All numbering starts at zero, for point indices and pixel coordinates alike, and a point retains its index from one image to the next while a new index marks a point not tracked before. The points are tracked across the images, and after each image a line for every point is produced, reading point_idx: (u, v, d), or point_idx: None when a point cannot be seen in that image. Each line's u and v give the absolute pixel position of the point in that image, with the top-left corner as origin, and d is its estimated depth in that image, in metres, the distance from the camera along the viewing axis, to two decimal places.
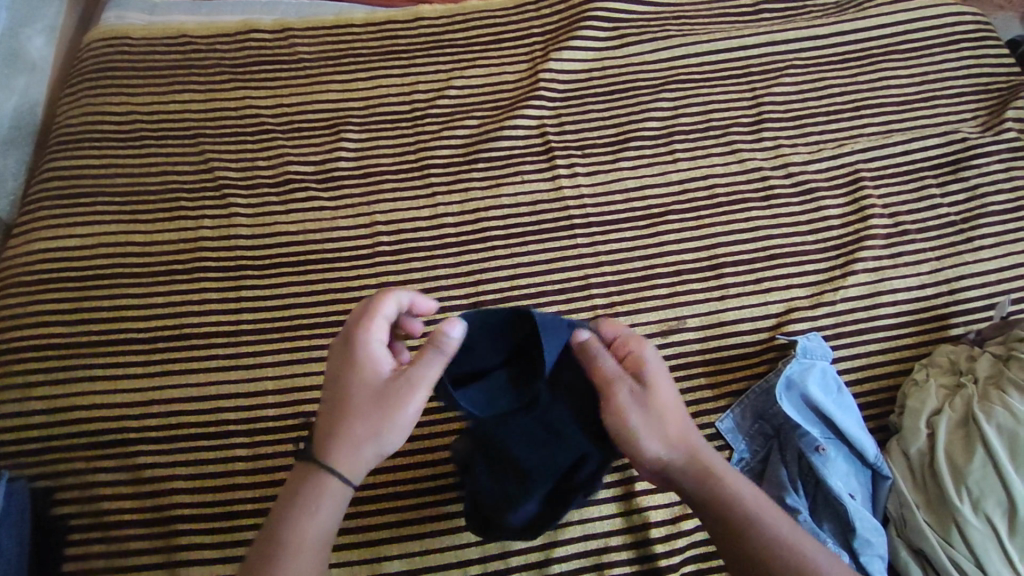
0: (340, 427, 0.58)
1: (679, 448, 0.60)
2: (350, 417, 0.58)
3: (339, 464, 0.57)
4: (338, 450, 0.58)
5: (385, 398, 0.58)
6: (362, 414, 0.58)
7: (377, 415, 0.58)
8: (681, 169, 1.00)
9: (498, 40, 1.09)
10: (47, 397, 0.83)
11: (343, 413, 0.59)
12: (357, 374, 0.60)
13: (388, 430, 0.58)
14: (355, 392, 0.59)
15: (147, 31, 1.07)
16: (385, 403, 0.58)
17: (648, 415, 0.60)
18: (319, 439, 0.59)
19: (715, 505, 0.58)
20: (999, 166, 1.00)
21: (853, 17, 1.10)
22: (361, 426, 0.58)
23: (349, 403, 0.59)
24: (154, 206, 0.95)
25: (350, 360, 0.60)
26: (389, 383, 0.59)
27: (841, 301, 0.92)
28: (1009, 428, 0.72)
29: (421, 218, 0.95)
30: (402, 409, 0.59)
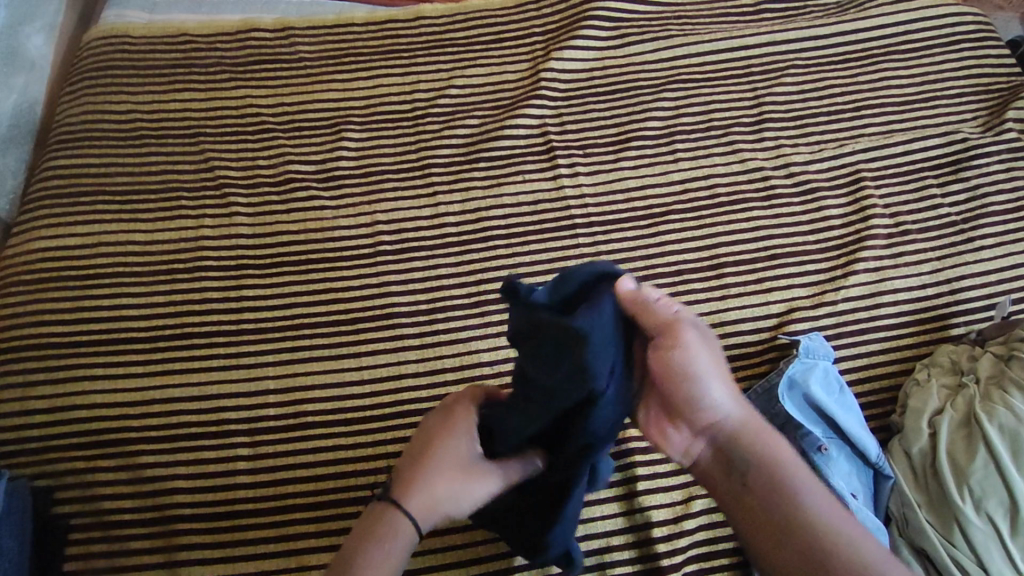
0: (420, 482, 0.60)
1: (738, 407, 0.56)
2: (436, 474, 0.60)
3: (412, 508, 0.59)
4: (415, 500, 0.59)
5: (470, 470, 0.60)
6: (446, 478, 0.59)
7: (457, 482, 0.59)
8: (682, 169, 1.00)
9: (499, 39, 1.08)
10: (47, 396, 0.83)
11: (431, 471, 0.60)
12: (455, 438, 0.61)
13: (462, 497, 0.59)
14: (448, 457, 0.60)
15: (147, 29, 1.07)
16: (466, 474, 0.60)
17: (714, 364, 0.55)
18: (402, 484, 0.61)
19: (770, 473, 0.53)
20: (1000, 166, 1.00)
21: (854, 17, 1.10)
22: (444, 486, 0.59)
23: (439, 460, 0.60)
24: (154, 205, 0.94)
25: (452, 427, 0.61)
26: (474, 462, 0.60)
27: (843, 301, 0.92)
28: (1011, 428, 0.72)
29: (422, 217, 0.95)
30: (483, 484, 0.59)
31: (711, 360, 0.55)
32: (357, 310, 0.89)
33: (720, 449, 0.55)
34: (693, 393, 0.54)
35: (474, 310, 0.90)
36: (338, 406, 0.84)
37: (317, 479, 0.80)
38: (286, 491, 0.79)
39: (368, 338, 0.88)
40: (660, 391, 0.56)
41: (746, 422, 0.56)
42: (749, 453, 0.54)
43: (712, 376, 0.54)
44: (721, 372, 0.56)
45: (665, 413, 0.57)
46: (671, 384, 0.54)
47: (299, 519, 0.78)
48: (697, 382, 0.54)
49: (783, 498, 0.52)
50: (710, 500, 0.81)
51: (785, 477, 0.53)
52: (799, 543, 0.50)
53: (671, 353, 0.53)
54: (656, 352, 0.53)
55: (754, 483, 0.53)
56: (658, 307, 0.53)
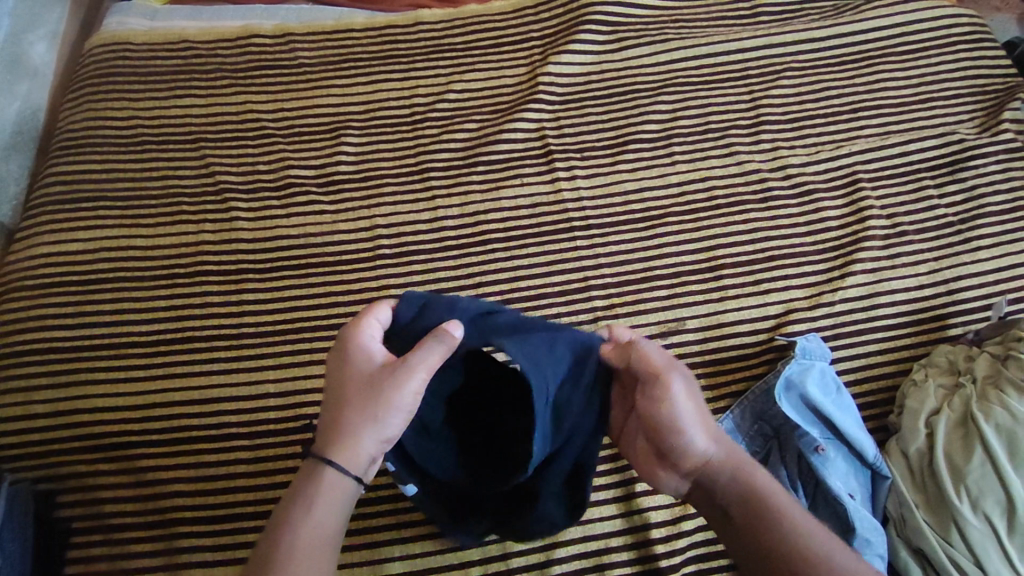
0: (337, 423, 0.58)
1: (721, 447, 0.64)
2: (348, 411, 0.57)
3: (335, 454, 0.56)
4: (335, 441, 0.57)
5: (372, 391, 0.57)
6: (358, 407, 0.57)
7: (366, 403, 0.56)
8: (680, 171, 1.01)
9: (498, 44, 1.09)
10: (48, 401, 0.83)
11: (343, 409, 0.58)
12: (353, 370, 0.59)
13: (376, 417, 0.56)
14: (354, 386, 0.58)
15: (148, 36, 1.08)
16: (374, 393, 0.56)
17: (698, 414, 0.64)
18: (323, 434, 0.58)
19: (739, 497, 0.61)
20: (997, 166, 1.00)
21: (851, 20, 1.11)
22: (356, 419, 0.57)
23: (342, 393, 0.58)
24: (155, 210, 0.95)
25: (345, 359, 0.59)
26: (375, 378, 0.57)
27: (841, 302, 0.92)
28: (1007, 427, 0.73)
29: (421, 221, 0.96)
30: (397, 390, 0.56)
31: (695, 410, 0.64)
32: (357, 314, 0.90)
33: (704, 487, 0.64)
34: (681, 439, 0.63)
35: None
36: None
37: None
38: None
39: None
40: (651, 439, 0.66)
41: (728, 464, 0.63)
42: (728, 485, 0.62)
43: (697, 426, 0.63)
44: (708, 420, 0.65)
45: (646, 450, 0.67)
46: (662, 432, 0.64)
47: None
48: (682, 427, 0.63)
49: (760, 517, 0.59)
50: None
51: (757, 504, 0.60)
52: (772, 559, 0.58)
53: (661, 405, 0.63)
54: (649, 398, 0.64)
55: (734, 511, 0.61)
56: (650, 360, 0.64)
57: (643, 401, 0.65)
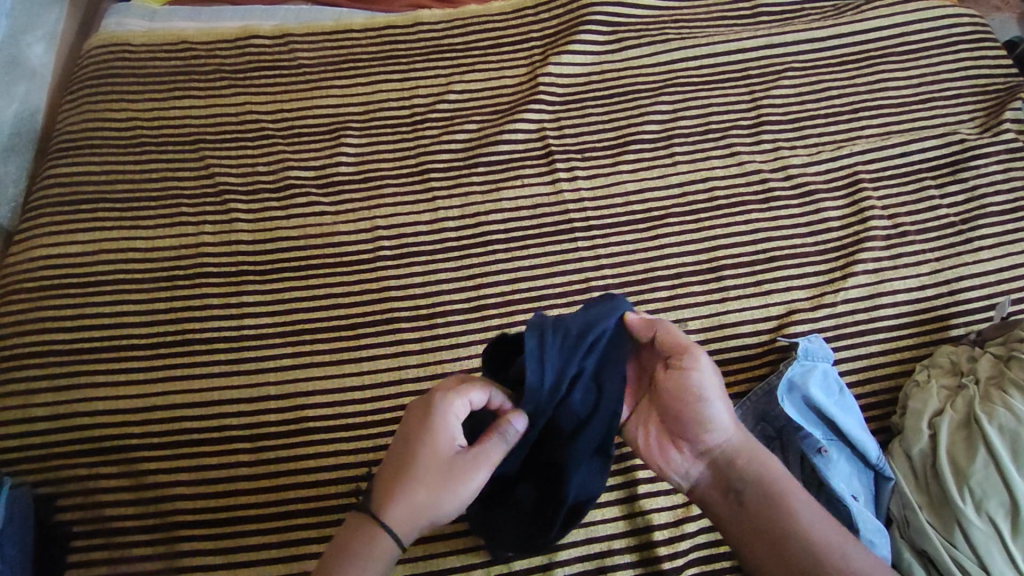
0: (400, 490, 0.58)
1: (738, 431, 0.65)
2: (415, 482, 0.58)
3: (394, 523, 0.57)
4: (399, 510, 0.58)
5: (452, 475, 0.58)
6: (432, 484, 0.58)
7: (443, 484, 0.58)
8: (681, 172, 1.01)
9: (498, 44, 1.09)
10: (47, 404, 0.83)
11: (413, 481, 0.58)
12: (430, 442, 0.59)
13: (451, 500, 0.58)
14: (432, 462, 0.58)
15: (146, 37, 1.07)
16: (452, 475, 0.58)
17: (719, 394, 0.65)
18: (383, 494, 0.58)
19: (754, 484, 0.63)
20: (998, 166, 1.00)
21: (851, 20, 1.11)
22: (425, 493, 0.58)
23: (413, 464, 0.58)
24: (155, 211, 0.95)
25: (426, 431, 0.59)
26: (454, 457, 0.58)
27: (842, 302, 0.92)
28: (1011, 428, 0.72)
29: (422, 222, 0.96)
30: (466, 485, 0.58)
31: (718, 386, 0.64)
32: (357, 316, 0.89)
33: (718, 470, 0.65)
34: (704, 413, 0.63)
35: (473, 314, 0.90)
36: (338, 411, 0.84)
37: (318, 484, 0.80)
38: (288, 496, 0.80)
39: (368, 344, 0.88)
40: (669, 412, 0.65)
41: (745, 447, 0.64)
42: (744, 471, 0.64)
43: (721, 402, 0.63)
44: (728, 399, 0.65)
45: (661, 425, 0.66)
46: (685, 404, 0.63)
47: (300, 524, 0.78)
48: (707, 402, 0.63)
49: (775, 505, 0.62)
50: None
51: (771, 495, 0.63)
52: (785, 550, 0.61)
53: (688, 378, 0.63)
54: (675, 372, 0.64)
55: (748, 498, 0.64)
56: (678, 334, 0.64)
57: (665, 374, 0.64)
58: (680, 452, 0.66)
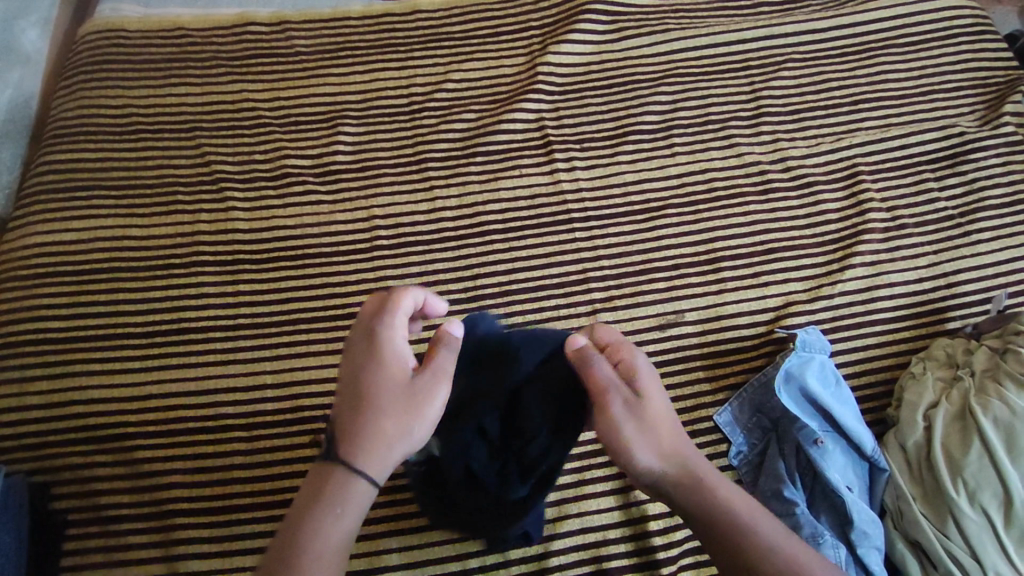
0: (362, 425, 0.57)
1: (671, 462, 0.60)
2: (378, 414, 0.57)
3: (367, 461, 0.56)
4: (369, 446, 0.56)
5: (415, 395, 0.58)
6: (395, 410, 0.57)
7: (408, 406, 0.57)
8: (680, 163, 1.00)
9: (497, 33, 1.08)
10: (43, 391, 0.83)
11: (376, 415, 0.57)
12: (382, 373, 0.58)
13: (419, 420, 0.57)
14: (389, 390, 0.58)
15: (142, 23, 1.06)
16: (414, 394, 0.57)
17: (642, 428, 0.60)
18: (349, 436, 0.57)
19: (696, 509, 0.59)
20: (997, 160, 1.00)
21: (852, 11, 1.10)
22: (394, 422, 0.57)
23: (367, 401, 0.57)
24: (151, 199, 0.94)
25: (376, 363, 0.59)
26: (411, 380, 0.58)
27: (840, 295, 0.92)
28: (1005, 421, 0.73)
29: (419, 212, 0.95)
30: (430, 403, 0.58)
31: (642, 428, 0.59)
32: (354, 305, 0.89)
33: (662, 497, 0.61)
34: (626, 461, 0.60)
35: (470, 303, 0.90)
36: (335, 400, 0.84)
37: None
38: (284, 485, 0.80)
39: None
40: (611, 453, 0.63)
41: (682, 480, 0.59)
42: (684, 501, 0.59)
43: (644, 442, 0.59)
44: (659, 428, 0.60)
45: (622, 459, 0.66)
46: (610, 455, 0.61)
47: None
48: (627, 451, 0.59)
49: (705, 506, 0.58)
50: None
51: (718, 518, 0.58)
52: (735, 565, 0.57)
53: (601, 422, 0.60)
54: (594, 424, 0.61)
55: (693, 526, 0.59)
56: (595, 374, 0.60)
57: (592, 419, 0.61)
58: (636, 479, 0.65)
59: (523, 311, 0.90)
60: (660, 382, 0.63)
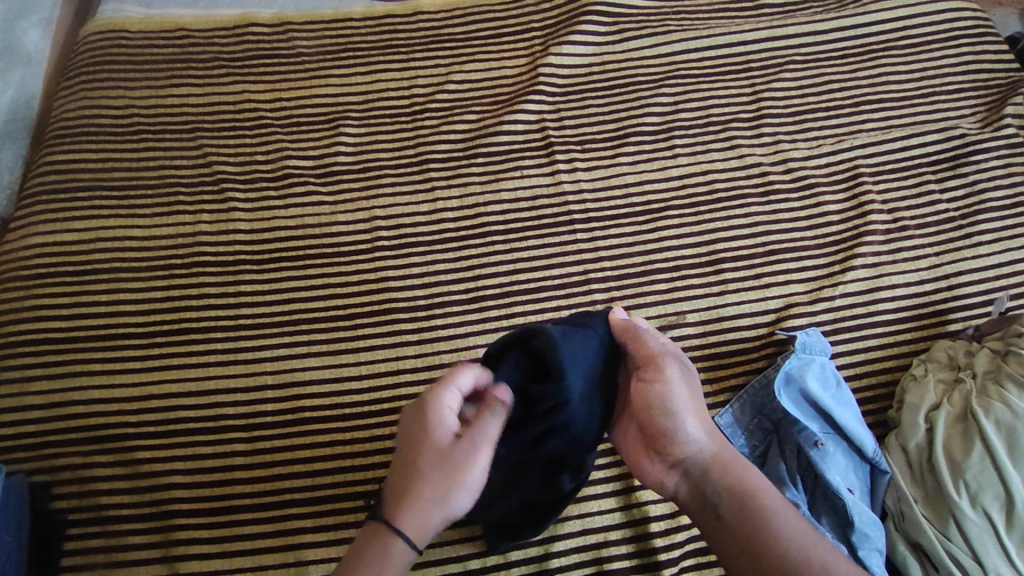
0: (407, 483, 0.58)
1: (712, 440, 0.64)
2: (421, 481, 0.57)
3: (409, 524, 0.56)
4: (409, 507, 0.57)
5: (455, 462, 0.57)
6: (437, 478, 0.57)
7: (447, 474, 0.57)
8: (681, 164, 1.00)
9: (498, 34, 1.08)
10: (43, 391, 0.83)
11: (419, 479, 0.57)
12: (428, 440, 0.58)
13: (458, 490, 0.57)
14: (436, 458, 0.57)
15: (144, 24, 1.07)
16: (456, 463, 0.57)
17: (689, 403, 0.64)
18: (395, 498, 0.58)
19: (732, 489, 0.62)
20: (998, 162, 1.00)
21: (854, 13, 1.10)
22: (435, 488, 0.57)
23: (414, 464, 0.58)
24: (152, 200, 0.94)
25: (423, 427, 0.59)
26: (453, 446, 0.58)
27: (841, 297, 0.92)
28: (1007, 423, 0.73)
29: (420, 213, 0.95)
30: (470, 472, 0.57)
31: (689, 399, 0.64)
32: (355, 306, 0.89)
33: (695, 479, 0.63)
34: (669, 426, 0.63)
35: (471, 305, 0.90)
36: (336, 401, 0.84)
37: (315, 475, 0.80)
38: (284, 486, 0.80)
39: (365, 334, 0.88)
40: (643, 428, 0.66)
41: (718, 455, 0.63)
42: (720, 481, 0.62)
43: (691, 412, 0.64)
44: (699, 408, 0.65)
45: (644, 442, 0.67)
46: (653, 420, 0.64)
47: (296, 515, 0.79)
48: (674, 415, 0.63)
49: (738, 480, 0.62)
50: None
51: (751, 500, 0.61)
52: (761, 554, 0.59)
53: (658, 386, 0.63)
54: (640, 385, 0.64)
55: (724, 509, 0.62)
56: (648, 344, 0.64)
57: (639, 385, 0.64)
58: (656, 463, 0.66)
59: (525, 313, 0.90)
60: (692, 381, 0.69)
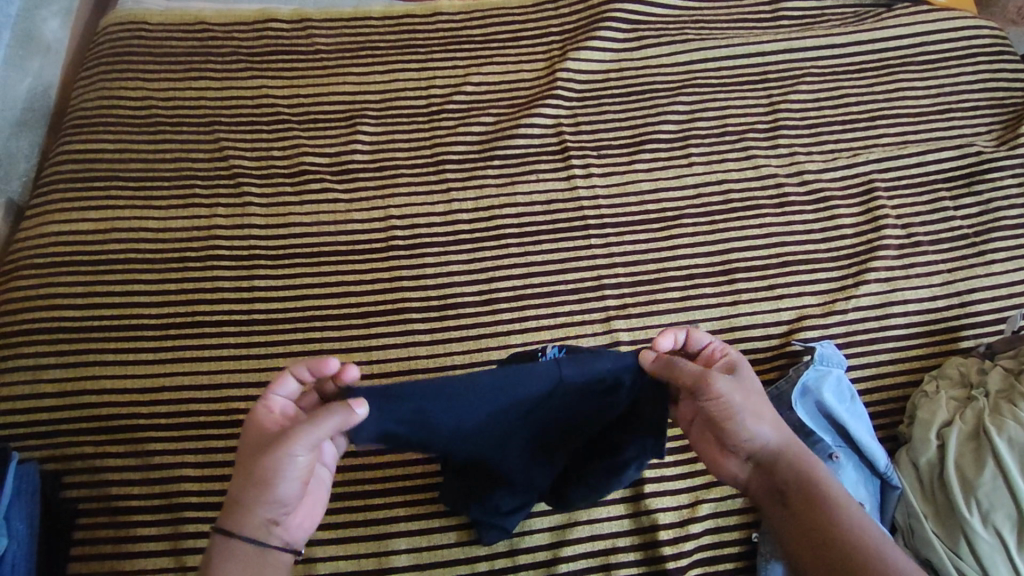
0: (236, 487, 0.53)
1: (779, 435, 0.60)
2: (241, 485, 0.53)
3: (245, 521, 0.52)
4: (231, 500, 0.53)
5: (254, 468, 0.52)
6: (248, 483, 0.53)
7: (249, 468, 0.53)
8: (696, 173, 1.00)
9: (516, 37, 1.08)
10: (56, 380, 0.83)
11: (236, 478, 0.54)
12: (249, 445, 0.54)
13: (262, 489, 0.52)
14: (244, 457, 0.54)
15: (164, 16, 1.07)
16: (255, 467, 0.52)
17: (753, 405, 0.59)
18: (232, 501, 0.53)
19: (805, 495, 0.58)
20: (1014, 180, 1.00)
21: (872, 27, 1.10)
22: (249, 492, 0.52)
23: (241, 472, 0.53)
24: (168, 192, 0.94)
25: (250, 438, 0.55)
26: (258, 454, 0.53)
27: (853, 310, 0.92)
28: (1021, 442, 0.72)
29: (435, 213, 0.95)
30: (272, 472, 0.52)
31: (751, 400, 0.59)
32: (368, 305, 0.89)
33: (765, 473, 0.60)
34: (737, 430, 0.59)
35: (484, 308, 0.90)
36: None
37: None
38: None
39: (379, 335, 0.88)
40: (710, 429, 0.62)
41: (790, 450, 0.60)
42: (789, 472, 0.59)
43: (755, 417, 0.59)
44: (755, 399, 0.60)
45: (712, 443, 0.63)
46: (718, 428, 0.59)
47: None
48: (740, 423, 0.58)
49: (814, 473, 0.59)
50: (716, 505, 0.81)
51: (817, 492, 0.58)
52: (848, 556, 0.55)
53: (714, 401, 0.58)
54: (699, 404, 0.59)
55: (792, 501, 0.59)
56: (688, 370, 0.58)
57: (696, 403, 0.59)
58: (730, 459, 0.62)
59: (538, 316, 0.90)
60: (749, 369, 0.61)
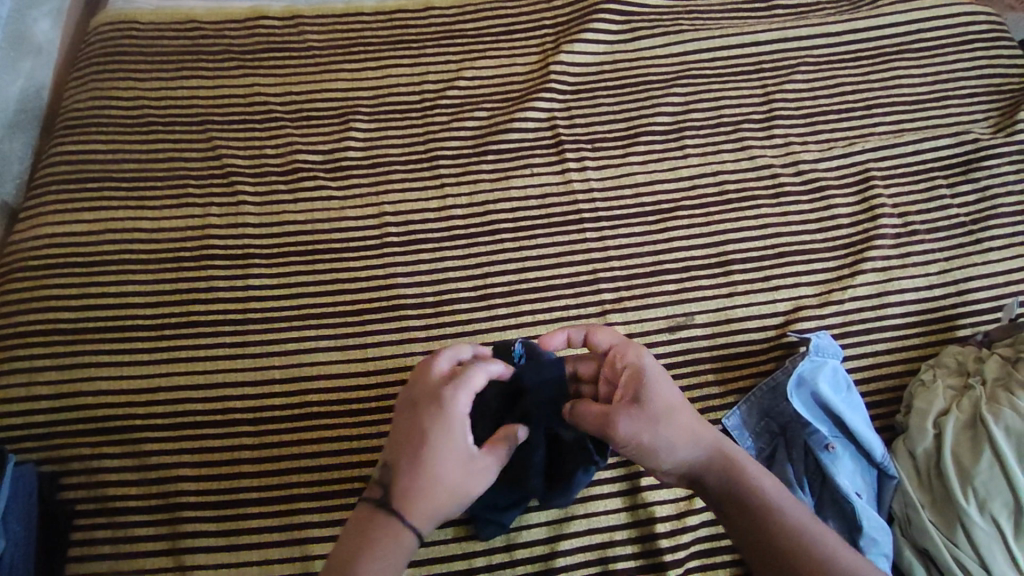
0: (428, 491, 0.58)
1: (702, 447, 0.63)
2: (439, 493, 0.58)
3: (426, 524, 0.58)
4: (421, 504, 0.57)
5: (464, 477, 0.58)
6: (447, 491, 0.58)
7: (450, 475, 0.58)
8: (692, 164, 1.00)
9: (509, 30, 1.08)
10: (52, 382, 0.83)
11: (431, 482, 0.58)
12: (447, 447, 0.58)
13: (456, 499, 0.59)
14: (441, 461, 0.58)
15: (155, 15, 1.06)
16: (463, 478, 0.58)
17: (666, 430, 0.61)
18: (422, 506, 0.57)
19: (735, 502, 0.63)
20: (1011, 167, 0.99)
21: (868, 15, 1.10)
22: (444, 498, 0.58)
23: (439, 477, 0.58)
24: (161, 192, 0.94)
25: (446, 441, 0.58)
26: (463, 464, 0.59)
27: (850, 300, 0.91)
28: (1017, 430, 0.72)
29: (429, 209, 0.95)
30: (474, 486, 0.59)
31: (661, 426, 0.60)
32: (362, 302, 0.89)
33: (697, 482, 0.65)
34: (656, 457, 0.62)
35: (479, 303, 0.90)
36: (343, 397, 0.84)
37: (320, 470, 0.80)
38: (290, 481, 0.80)
39: (374, 332, 0.88)
40: None
41: (715, 458, 0.63)
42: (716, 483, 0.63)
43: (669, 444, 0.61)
44: (669, 416, 0.61)
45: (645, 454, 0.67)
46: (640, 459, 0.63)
47: (303, 509, 0.79)
48: (654, 455, 0.61)
49: (740, 480, 0.63)
50: None
51: (748, 498, 0.62)
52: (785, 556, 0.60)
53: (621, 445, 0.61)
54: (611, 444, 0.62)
55: (727, 509, 0.63)
56: (588, 420, 0.62)
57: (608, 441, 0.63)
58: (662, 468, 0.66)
59: (533, 310, 0.90)
60: (659, 385, 0.62)
